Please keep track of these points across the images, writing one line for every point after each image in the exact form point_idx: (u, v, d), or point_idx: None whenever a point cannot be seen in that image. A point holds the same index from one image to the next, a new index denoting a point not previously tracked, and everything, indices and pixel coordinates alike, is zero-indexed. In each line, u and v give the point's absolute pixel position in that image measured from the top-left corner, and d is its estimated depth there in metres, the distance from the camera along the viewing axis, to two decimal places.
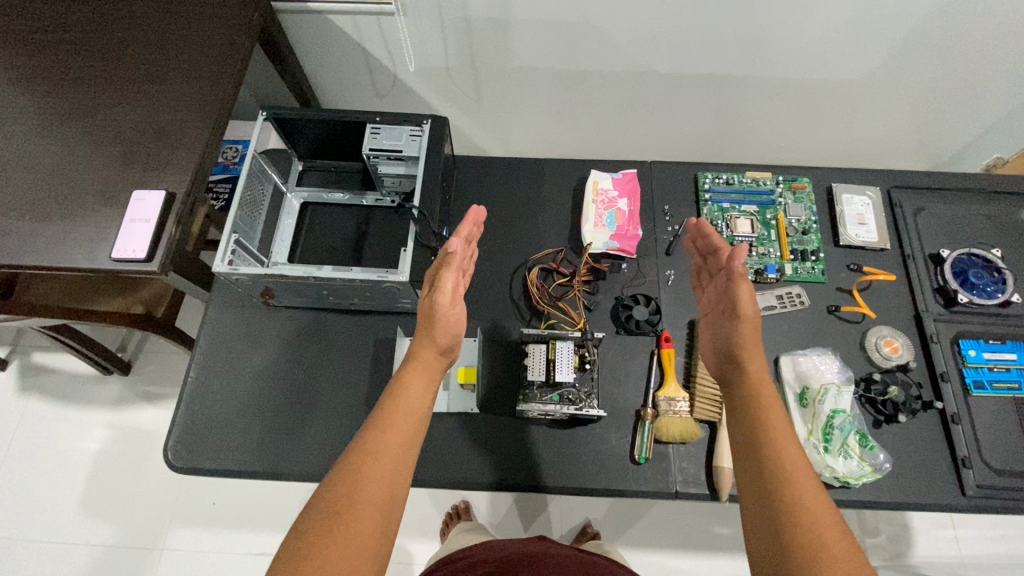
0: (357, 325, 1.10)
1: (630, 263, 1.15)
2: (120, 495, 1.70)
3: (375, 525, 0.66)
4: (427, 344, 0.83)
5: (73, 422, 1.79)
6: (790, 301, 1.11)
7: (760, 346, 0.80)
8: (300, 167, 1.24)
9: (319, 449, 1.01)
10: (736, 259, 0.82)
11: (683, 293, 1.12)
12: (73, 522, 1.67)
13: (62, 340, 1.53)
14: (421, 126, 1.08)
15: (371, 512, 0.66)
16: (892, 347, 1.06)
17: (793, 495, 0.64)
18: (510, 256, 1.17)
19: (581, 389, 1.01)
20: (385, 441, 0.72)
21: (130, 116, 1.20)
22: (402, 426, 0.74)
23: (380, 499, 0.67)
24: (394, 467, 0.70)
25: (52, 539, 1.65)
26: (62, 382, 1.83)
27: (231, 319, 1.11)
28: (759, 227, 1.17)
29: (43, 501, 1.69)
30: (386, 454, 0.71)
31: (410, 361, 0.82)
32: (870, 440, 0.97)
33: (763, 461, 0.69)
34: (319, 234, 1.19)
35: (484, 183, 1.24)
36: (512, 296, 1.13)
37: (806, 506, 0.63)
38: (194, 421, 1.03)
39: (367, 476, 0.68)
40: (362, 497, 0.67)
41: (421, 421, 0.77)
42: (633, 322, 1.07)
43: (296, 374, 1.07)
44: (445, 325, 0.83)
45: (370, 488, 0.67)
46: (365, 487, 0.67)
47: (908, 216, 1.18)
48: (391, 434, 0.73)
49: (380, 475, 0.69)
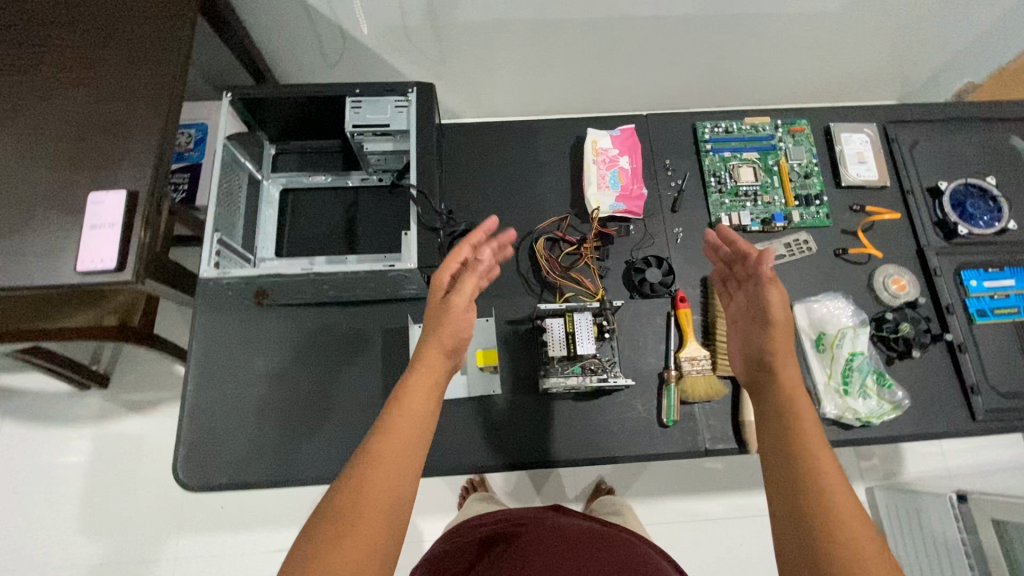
0: (360, 318, 1.04)
1: (637, 223, 1.12)
2: (119, 510, 1.64)
3: (383, 536, 0.62)
4: (433, 347, 0.78)
5: (54, 444, 1.69)
6: (798, 248, 1.11)
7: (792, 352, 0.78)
8: (272, 151, 1.14)
9: (340, 449, 0.97)
10: (765, 262, 0.80)
11: (693, 250, 1.11)
12: (73, 545, 1.60)
13: (30, 359, 1.41)
14: (406, 96, 0.98)
15: (376, 518, 0.63)
16: (899, 285, 1.07)
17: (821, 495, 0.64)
18: (511, 227, 1.11)
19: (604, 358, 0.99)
20: (391, 448, 0.68)
21: (68, 108, 1.06)
22: (407, 432, 0.70)
23: (384, 505, 0.64)
24: (399, 475, 0.67)
25: (55, 563, 1.58)
26: (35, 403, 1.71)
27: (225, 325, 1.03)
28: (762, 174, 1.15)
29: (37, 528, 1.61)
30: (393, 460, 0.67)
31: (415, 363, 0.77)
32: (887, 378, 0.99)
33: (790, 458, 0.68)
34: (305, 223, 1.11)
35: (475, 152, 1.16)
36: (520, 271, 1.08)
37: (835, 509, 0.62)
38: (200, 439, 0.96)
39: (372, 484, 0.65)
40: (369, 504, 0.63)
41: (425, 428, 0.73)
42: (646, 285, 1.05)
43: (304, 378, 1.01)
44: (457, 327, 0.79)
45: (377, 495, 0.64)
46: (372, 495, 0.64)
47: (905, 151, 1.18)
48: (396, 439, 0.69)
49: (386, 481, 0.65)
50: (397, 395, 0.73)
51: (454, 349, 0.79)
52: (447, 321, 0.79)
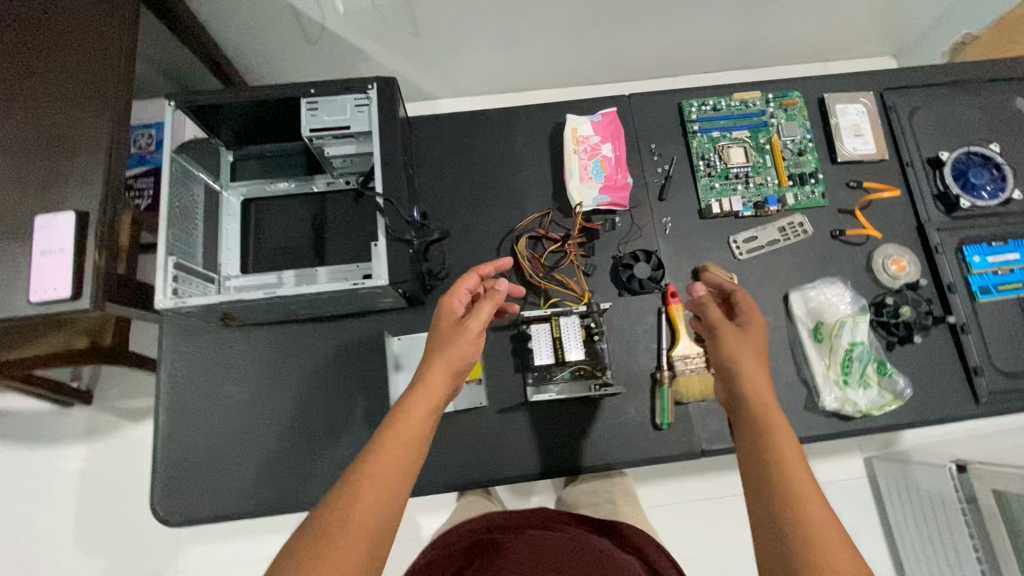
0: (336, 333, 0.99)
1: (623, 215, 1.05)
2: (110, 524, 1.61)
3: (367, 556, 0.59)
4: (438, 368, 0.73)
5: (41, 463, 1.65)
6: (793, 231, 1.05)
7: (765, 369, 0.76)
8: (230, 158, 1.06)
9: (323, 472, 0.94)
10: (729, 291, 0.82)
11: (682, 240, 1.05)
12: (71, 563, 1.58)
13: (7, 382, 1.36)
14: (366, 93, 0.90)
15: (360, 536, 0.59)
16: (898, 266, 1.02)
17: (785, 504, 0.60)
18: (491, 226, 1.05)
19: (593, 363, 0.95)
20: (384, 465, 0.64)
21: (9, 122, 1.02)
22: (402, 449, 0.66)
23: (371, 523, 0.60)
24: (388, 495, 0.63)
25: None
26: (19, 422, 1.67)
27: (193, 349, 0.98)
28: (753, 154, 1.08)
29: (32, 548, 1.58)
30: (386, 479, 0.63)
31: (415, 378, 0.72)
32: (888, 366, 0.95)
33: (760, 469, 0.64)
34: (270, 234, 1.04)
35: (448, 147, 1.09)
36: (502, 273, 1.03)
37: (804, 519, 0.58)
38: (176, 470, 0.93)
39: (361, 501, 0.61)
40: (355, 521, 0.60)
41: (421, 448, 0.68)
42: (635, 282, 1.00)
43: (281, 400, 0.97)
44: (464, 352, 0.75)
45: (366, 512, 0.60)
46: (359, 514, 0.60)
47: (904, 120, 1.11)
48: (391, 456, 0.65)
49: (377, 502, 0.61)
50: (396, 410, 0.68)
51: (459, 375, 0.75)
52: (455, 344, 0.75)
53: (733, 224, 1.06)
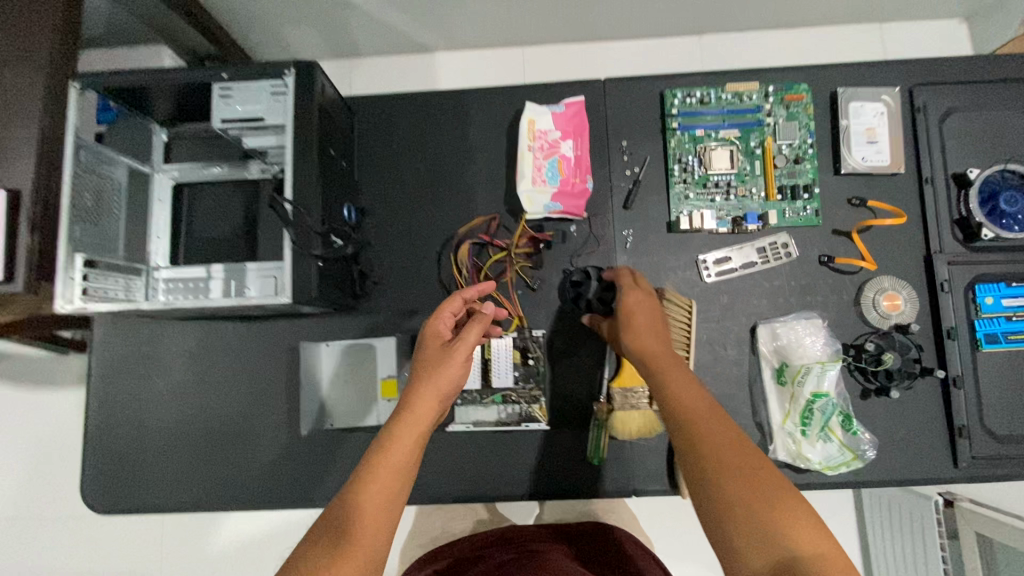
0: (264, 334, 0.95)
1: (579, 224, 0.94)
2: None
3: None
4: (427, 392, 0.69)
5: None
6: (773, 254, 0.92)
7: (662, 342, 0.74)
8: (164, 136, 0.99)
9: (243, 475, 0.92)
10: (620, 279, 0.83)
11: (644, 256, 0.94)
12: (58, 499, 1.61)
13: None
14: (284, 79, 0.80)
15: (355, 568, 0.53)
16: (891, 303, 0.88)
17: (707, 479, 0.56)
18: (433, 228, 0.96)
19: (524, 389, 0.89)
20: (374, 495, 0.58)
21: None
22: (392, 480, 0.60)
23: (367, 558, 0.55)
24: (380, 528, 0.57)
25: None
26: None
27: (123, 340, 0.96)
28: (739, 160, 0.93)
29: None
30: (374, 517, 0.57)
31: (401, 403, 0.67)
32: (854, 422, 0.84)
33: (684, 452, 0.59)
34: (203, 222, 0.99)
35: (393, 134, 0.98)
36: (441, 281, 0.95)
37: (726, 487, 0.54)
38: (107, 461, 0.93)
39: (356, 533, 0.56)
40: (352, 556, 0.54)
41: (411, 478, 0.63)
42: (583, 302, 0.89)
43: (207, 398, 0.94)
44: (454, 377, 0.71)
45: (360, 547, 0.55)
46: (348, 549, 0.54)
47: (932, 126, 0.93)
48: (383, 487, 0.60)
49: (366, 542, 0.55)
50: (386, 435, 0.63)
51: (446, 400, 0.71)
52: (445, 367, 0.71)
53: (705, 240, 0.94)
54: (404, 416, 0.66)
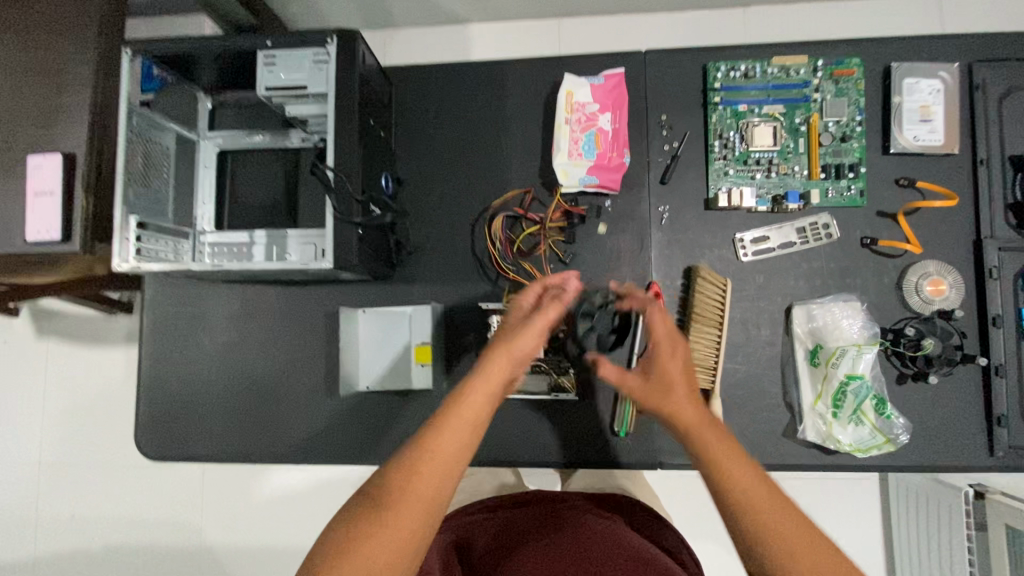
0: (304, 298, 0.98)
1: (614, 199, 0.93)
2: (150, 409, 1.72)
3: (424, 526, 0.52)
4: (505, 351, 0.66)
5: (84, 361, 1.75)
6: (813, 234, 0.90)
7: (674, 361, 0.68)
8: (209, 104, 1.01)
9: (283, 431, 0.98)
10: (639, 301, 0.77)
11: (679, 233, 0.93)
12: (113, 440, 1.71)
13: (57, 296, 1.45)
14: (327, 47, 0.81)
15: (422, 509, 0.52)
16: (935, 288, 0.86)
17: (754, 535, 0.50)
18: (468, 199, 0.97)
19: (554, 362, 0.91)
20: (446, 438, 0.55)
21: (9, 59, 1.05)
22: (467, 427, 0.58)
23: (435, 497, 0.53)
24: (450, 473, 0.55)
25: (86, 465, 1.72)
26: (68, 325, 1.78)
27: (172, 300, 1.01)
28: (783, 137, 0.91)
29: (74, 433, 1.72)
30: (445, 454, 0.55)
31: (479, 361, 0.64)
32: (888, 406, 0.83)
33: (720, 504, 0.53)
34: (246, 188, 1.01)
35: (431, 105, 0.99)
36: (474, 252, 0.96)
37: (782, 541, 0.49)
38: (156, 412, 0.99)
39: (423, 472, 0.53)
40: (417, 490, 0.52)
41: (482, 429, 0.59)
42: (592, 337, 0.83)
43: (250, 358, 0.99)
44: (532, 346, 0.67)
45: (426, 485, 0.53)
46: (421, 486, 0.52)
47: (989, 104, 0.89)
48: (457, 432, 0.57)
49: (436, 479, 0.53)
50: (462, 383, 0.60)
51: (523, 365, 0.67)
52: (523, 335, 0.67)
53: (743, 219, 0.92)
54: (483, 367, 0.64)
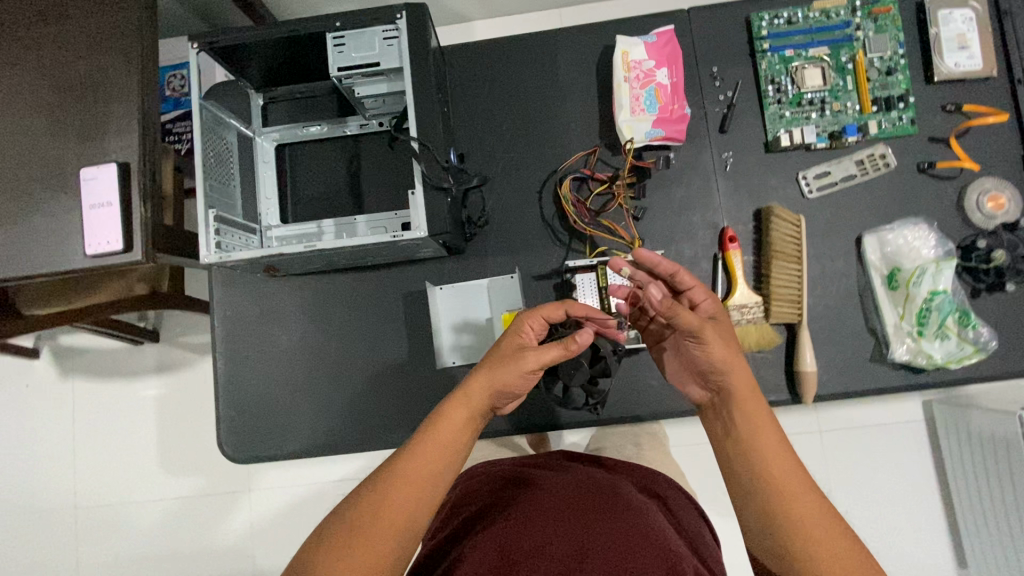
0: (378, 281, 0.98)
1: (677, 150, 0.97)
2: (180, 446, 1.52)
3: (392, 551, 0.56)
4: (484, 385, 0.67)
5: (101, 400, 1.56)
6: (872, 165, 0.94)
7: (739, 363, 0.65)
8: (261, 101, 1.01)
9: (372, 417, 0.96)
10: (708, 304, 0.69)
11: (743, 178, 0.96)
12: (139, 482, 1.52)
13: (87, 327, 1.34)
14: (395, 23, 0.82)
15: (391, 532, 0.56)
16: (996, 204, 0.90)
17: (789, 519, 0.55)
18: (533, 167, 0.98)
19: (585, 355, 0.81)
20: (414, 476, 0.60)
21: (45, 75, 1.02)
22: (437, 458, 0.61)
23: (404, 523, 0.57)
24: (417, 500, 0.59)
25: (108, 512, 1.52)
26: (79, 363, 1.57)
27: (242, 299, 1.00)
28: (832, 76, 0.94)
29: (94, 481, 1.53)
30: (413, 485, 0.59)
31: (455, 389, 0.65)
32: (971, 317, 0.87)
33: (752, 484, 0.58)
34: (307, 181, 1.01)
35: (485, 80, 1.00)
36: (545, 218, 0.97)
37: (811, 530, 0.53)
38: (238, 413, 0.98)
39: (394, 501, 0.58)
40: (388, 518, 0.57)
41: (454, 460, 0.62)
42: (590, 396, 0.86)
43: (328, 348, 0.98)
44: (510, 380, 0.67)
45: (396, 512, 0.57)
46: (389, 517, 0.57)
47: (1019, 28, 0.94)
48: (428, 462, 0.61)
49: (402, 513, 0.58)
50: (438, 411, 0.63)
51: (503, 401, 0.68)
52: (507, 365, 0.67)
53: (803, 158, 0.95)
54: (460, 398, 0.65)
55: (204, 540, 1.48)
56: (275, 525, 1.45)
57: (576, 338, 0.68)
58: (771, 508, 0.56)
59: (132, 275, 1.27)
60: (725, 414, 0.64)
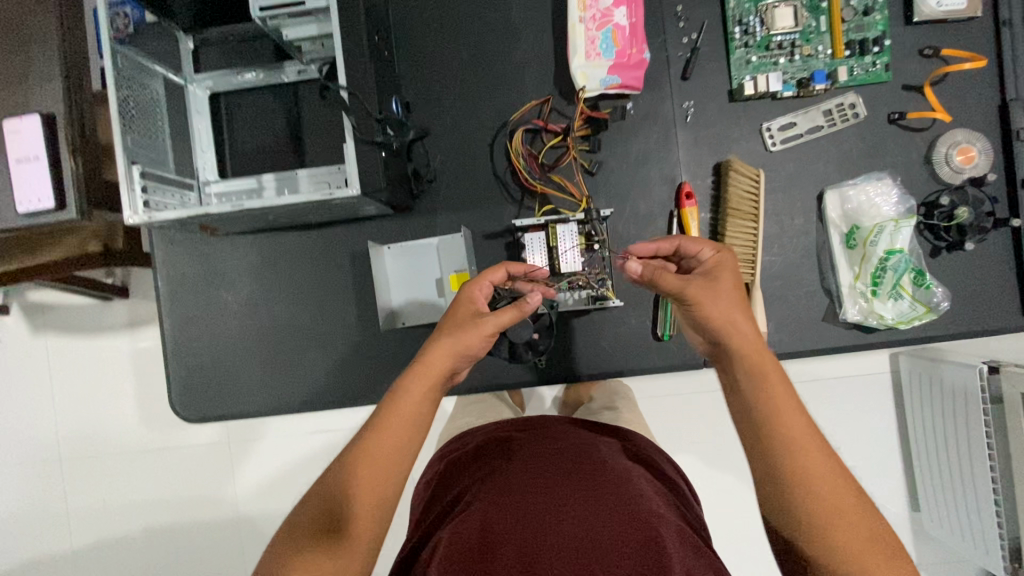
0: (325, 239, 0.94)
1: (636, 99, 0.91)
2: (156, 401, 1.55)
3: (368, 535, 0.59)
4: (441, 350, 0.67)
5: (72, 359, 1.56)
6: (840, 115, 0.88)
7: (747, 326, 0.61)
8: (190, 44, 0.93)
9: (324, 378, 0.95)
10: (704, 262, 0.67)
11: (704, 130, 0.91)
12: (115, 438, 1.54)
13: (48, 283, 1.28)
14: None
15: (364, 518, 0.58)
16: (966, 157, 0.85)
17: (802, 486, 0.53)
18: (484, 118, 0.93)
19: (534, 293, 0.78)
20: (382, 450, 0.61)
21: None
22: (399, 426, 0.63)
23: (375, 505, 0.59)
24: (387, 476, 0.61)
25: (88, 466, 1.55)
26: (47, 321, 1.56)
27: (185, 260, 0.97)
28: (805, 16, 0.87)
29: (70, 437, 1.55)
30: (380, 461, 0.61)
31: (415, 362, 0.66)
32: (927, 277, 0.84)
33: (771, 454, 0.55)
34: (246, 134, 0.96)
35: (432, 20, 0.93)
36: (496, 173, 0.93)
37: (822, 499, 0.52)
38: (189, 374, 0.97)
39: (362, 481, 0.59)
40: (357, 506, 0.59)
41: (422, 429, 0.64)
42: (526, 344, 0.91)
43: (277, 309, 0.96)
44: (472, 345, 0.67)
45: (366, 496, 0.59)
46: (356, 508, 0.59)
47: None
48: (391, 440, 0.62)
49: (372, 489, 0.59)
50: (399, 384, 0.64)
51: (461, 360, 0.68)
52: (463, 331, 0.67)
53: (769, 107, 0.90)
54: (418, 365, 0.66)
55: (182, 492, 1.52)
56: (251, 476, 1.48)
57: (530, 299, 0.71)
58: (787, 477, 0.54)
59: (81, 233, 1.17)
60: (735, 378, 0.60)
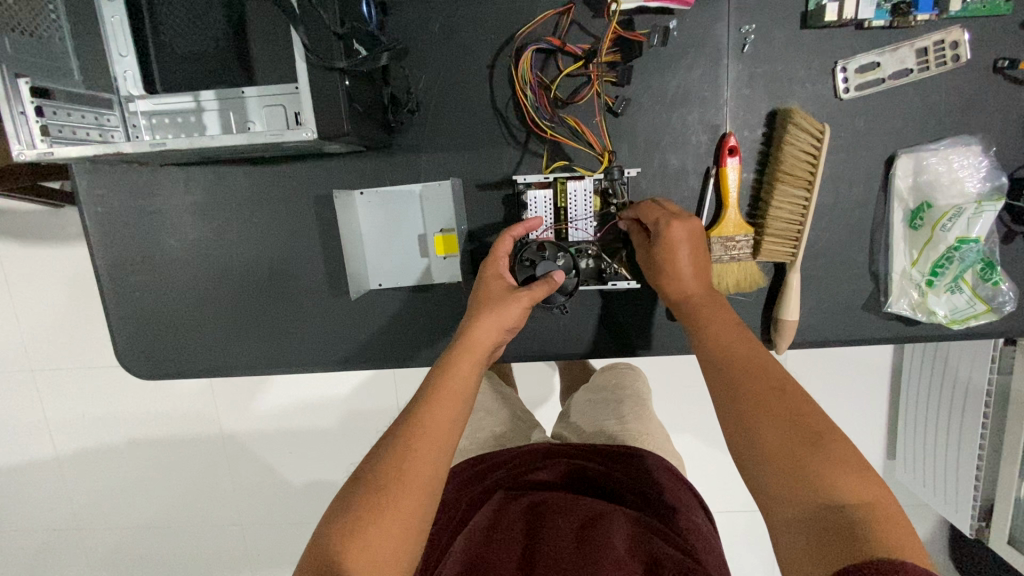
0: (285, 178, 0.78)
1: (681, 16, 0.71)
2: None
3: (423, 507, 0.53)
4: (487, 323, 0.64)
5: None
6: (937, 56, 0.69)
7: (713, 299, 0.65)
8: None
9: (287, 338, 0.84)
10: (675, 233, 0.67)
11: (761, 64, 0.72)
12: None
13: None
14: None
15: (419, 488, 0.53)
16: None
17: (748, 457, 0.51)
18: (484, 29, 0.72)
19: (553, 252, 0.70)
20: (437, 419, 0.57)
21: None
22: (453, 397, 0.60)
23: (429, 477, 0.54)
24: (441, 447, 0.56)
25: None
26: None
27: (115, 192, 0.80)
28: None
29: None
30: (435, 432, 0.56)
31: (461, 339, 0.63)
32: (997, 272, 0.72)
33: (733, 417, 0.53)
34: (175, 31, 0.72)
35: None
36: (497, 106, 0.74)
37: (775, 427, 0.50)
38: (135, 327, 0.85)
39: (418, 452, 0.54)
40: (412, 475, 0.53)
41: (472, 400, 0.62)
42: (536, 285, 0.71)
43: (230, 258, 0.82)
44: (513, 317, 0.66)
45: (421, 466, 0.54)
46: (406, 487, 0.52)
47: None
48: (445, 409, 0.58)
49: (424, 462, 0.54)
50: (445, 358, 0.62)
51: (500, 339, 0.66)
52: (505, 305, 0.65)
53: (847, 40, 0.70)
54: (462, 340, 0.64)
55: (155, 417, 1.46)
56: (196, 410, 1.34)
57: (552, 276, 0.68)
58: (751, 422, 0.52)
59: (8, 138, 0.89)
60: (709, 354, 0.60)
